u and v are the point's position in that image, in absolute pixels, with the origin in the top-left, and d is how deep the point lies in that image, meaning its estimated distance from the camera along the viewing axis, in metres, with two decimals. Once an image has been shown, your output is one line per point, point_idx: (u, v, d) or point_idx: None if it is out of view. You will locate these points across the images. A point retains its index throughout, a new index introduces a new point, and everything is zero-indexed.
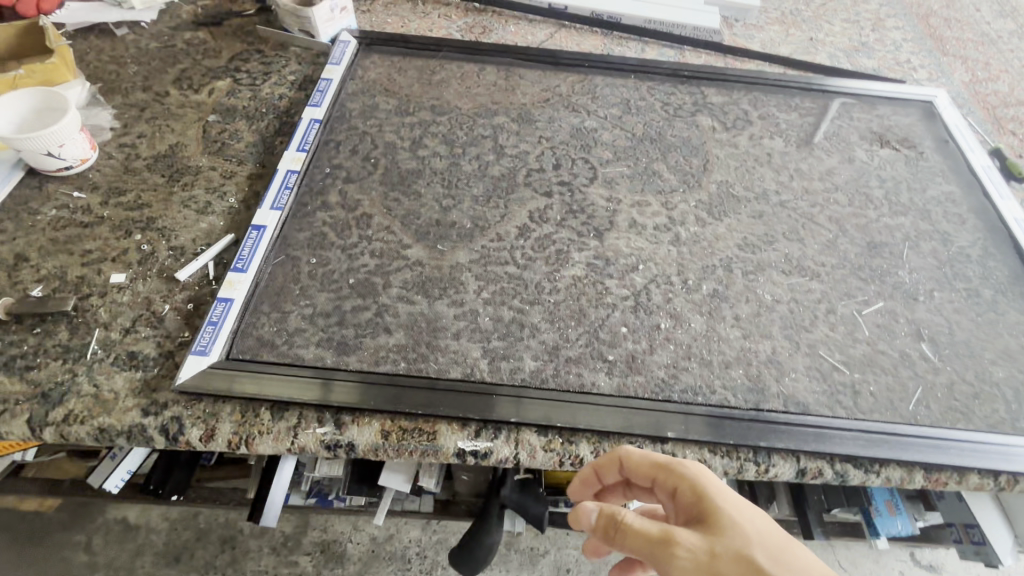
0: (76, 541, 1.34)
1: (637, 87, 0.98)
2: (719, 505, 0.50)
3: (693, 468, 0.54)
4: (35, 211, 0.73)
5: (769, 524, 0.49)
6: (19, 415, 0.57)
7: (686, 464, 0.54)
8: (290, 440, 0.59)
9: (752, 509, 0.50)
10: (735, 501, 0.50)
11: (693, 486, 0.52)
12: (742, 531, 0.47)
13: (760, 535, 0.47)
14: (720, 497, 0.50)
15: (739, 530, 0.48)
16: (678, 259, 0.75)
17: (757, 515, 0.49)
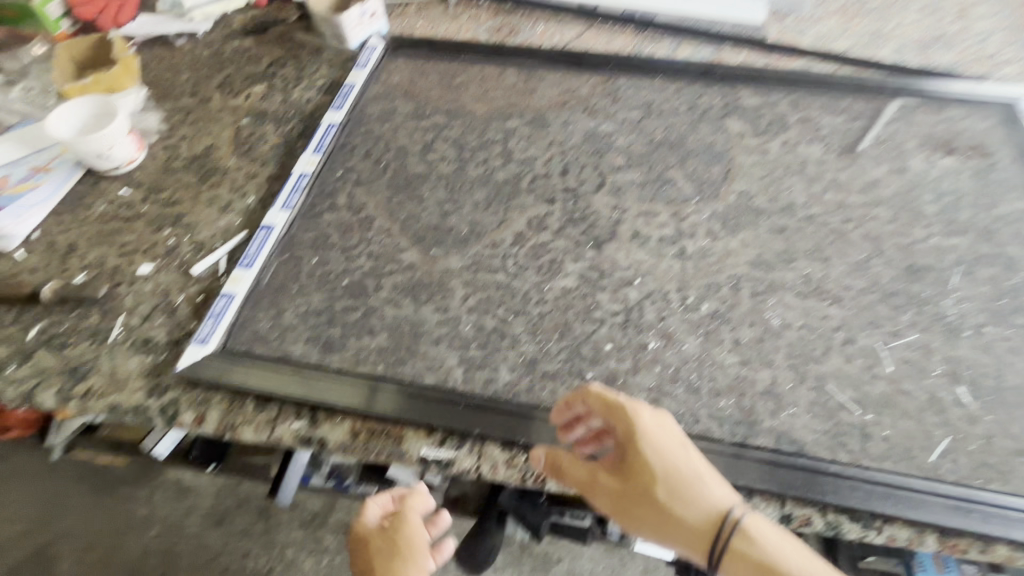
0: (139, 495, 1.51)
1: (663, 89, 0.93)
2: (648, 453, 0.53)
3: (641, 412, 0.55)
4: (89, 205, 0.83)
5: (696, 469, 0.53)
6: (51, 386, 0.65)
7: (635, 408, 0.55)
8: (268, 432, 0.62)
9: (683, 456, 0.53)
10: (661, 448, 0.54)
11: (633, 432, 0.54)
12: (663, 476, 0.53)
13: (680, 480, 0.52)
14: (655, 445, 0.53)
15: (662, 476, 0.53)
16: (681, 275, 0.71)
17: (683, 462, 0.53)
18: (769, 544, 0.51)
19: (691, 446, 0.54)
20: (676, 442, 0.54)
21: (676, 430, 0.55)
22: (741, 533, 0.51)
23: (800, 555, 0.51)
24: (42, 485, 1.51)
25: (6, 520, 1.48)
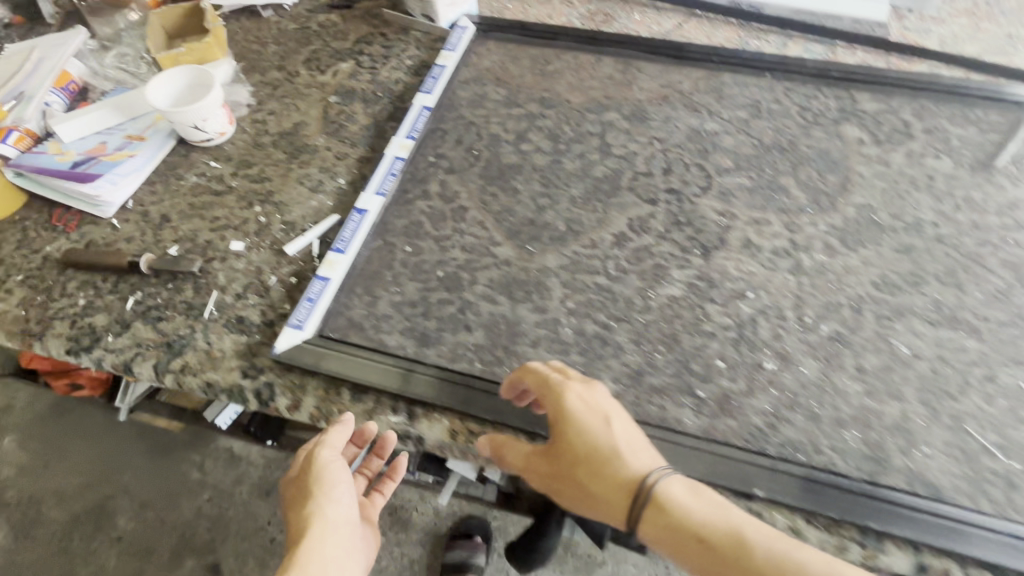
0: (192, 460, 1.55)
1: (772, 87, 0.87)
2: (576, 433, 0.53)
3: (565, 387, 0.55)
4: (180, 176, 0.82)
5: (615, 438, 0.53)
6: (148, 359, 0.65)
7: (558, 381, 0.55)
8: (365, 424, 0.61)
9: (601, 425, 0.53)
10: (589, 428, 0.53)
11: (556, 406, 0.54)
12: (582, 445, 0.53)
13: (598, 449, 0.53)
14: (575, 415, 0.54)
15: (583, 451, 0.53)
16: (797, 292, 0.66)
17: (602, 431, 0.53)
18: (689, 506, 0.49)
19: (615, 415, 0.54)
20: (597, 412, 0.54)
21: (598, 400, 0.55)
22: (658, 497, 0.50)
23: (718, 513, 0.49)
24: (105, 441, 1.57)
25: (71, 472, 1.55)
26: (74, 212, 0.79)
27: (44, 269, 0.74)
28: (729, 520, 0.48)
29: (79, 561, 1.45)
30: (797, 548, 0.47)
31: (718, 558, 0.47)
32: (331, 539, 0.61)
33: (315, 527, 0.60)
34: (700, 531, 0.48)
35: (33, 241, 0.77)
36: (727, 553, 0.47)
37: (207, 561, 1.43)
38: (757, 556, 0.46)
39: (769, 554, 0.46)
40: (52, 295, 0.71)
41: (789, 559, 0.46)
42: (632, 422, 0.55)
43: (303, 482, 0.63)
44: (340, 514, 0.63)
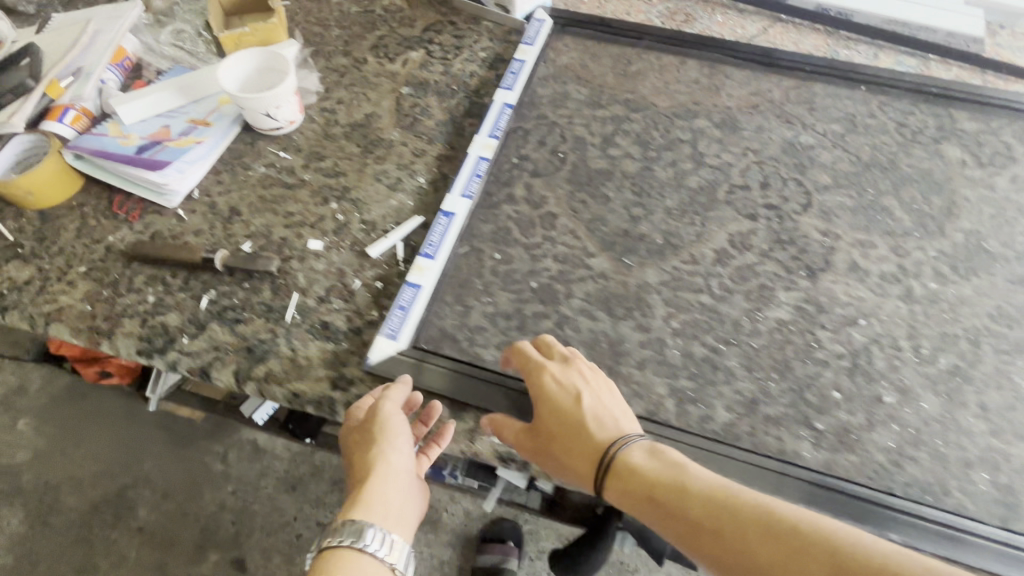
0: (215, 451, 1.50)
1: (866, 101, 0.84)
2: (557, 408, 0.56)
3: (543, 368, 0.57)
4: (247, 166, 0.78)
5: (585, 411, 0.55)
6: (228, 365, 0.62)
7: (536, 364, 0.58)
8: (467, 443, 0.58)
9: (570, 401, 0.56)
10: (568, 403, 0.56)
11: (533, 386, 0.57)
12: (555, 420, 0.55)
13: (567, 422, 0.55)
14: (546, 393, 0.56)
15: (564, 424, 0.55)
16: (910, 321, 0.64)
17: (571, 405, 0.55)
18: (644, 466, 0.51)
19: (586, 391, 0.56)
20: (568, 389, 0.56)
21: (572, 378, 0.57)
22: (622, 461, 0.52)
23: (672, 469, 0.50)
24: (125, 428, 1.52)
25: (88, 459, 1.49)
26: (136, 199, 0.74)
27: (107, 261, 0.69)
28: (680, 474, 0.49)
29: (98, 551, 1.40)
30: (738, 490, 0.47)
31: (670, 510, 0.48)
32: (395, 490, 0.56)
33: (379, 477, 0.55)
34: (653, 487, 0.49)
35: (94, 230, 0.72)
36: (675, 504, 0.48)
37: (232, 555, 1.40)
38: (701, 501, 0.47)
39: (709, 497, 0.47)
40: (119, 290, 0.67)
41: (728, 501, 0.46)
42: (609, 397, 0.57)
43: (365, 430, 0.56)
44: (407, 467, 0.57)
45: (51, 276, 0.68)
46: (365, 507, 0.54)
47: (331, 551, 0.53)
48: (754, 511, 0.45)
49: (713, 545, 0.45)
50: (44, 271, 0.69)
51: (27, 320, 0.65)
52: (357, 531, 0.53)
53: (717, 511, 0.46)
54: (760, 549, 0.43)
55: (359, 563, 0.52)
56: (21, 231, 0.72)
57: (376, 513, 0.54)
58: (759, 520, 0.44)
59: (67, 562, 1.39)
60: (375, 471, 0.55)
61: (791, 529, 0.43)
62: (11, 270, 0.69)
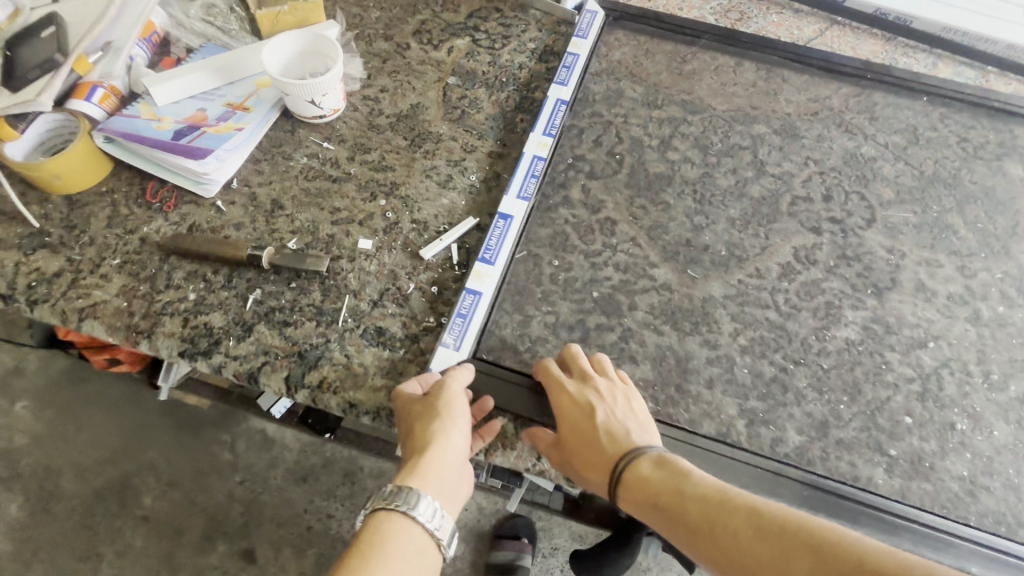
0: (222, 440, 1.35)
1: (926, 112, 0.82)
2: (577, 424, 0.54)
3: (555, 384, 0.56)
4: (289, 156, 0.73)
5: (597, 424, 0.54)
6: (279, 370, 0.58)
7: (550, 381, 0.57)
8: (533, 461, 0.56)
9: (587, 415, 0.54)
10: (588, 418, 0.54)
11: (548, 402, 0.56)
12: (570, 434, 0.54)
13: (579, 436, 0.54)
14: (558, 409, 0.55)
15: (582, 439, 0.54)
16: (979, 345, 0.63)
17: (583, 420, 0.54)
18: (650, 476, 0.50)
19: (599, 404, 0.55)
20: (580, 404, 0.55)
21: (585, 392, 0.55)
22: (630, 473, 0.51)
23: (676, 477, 0.50)
24: (124, 410, 1.36)
25: (90, 444, 1.32)
26: (170, 187, 0.70)
27: (143, 253, 0.65)
28: (682, 481, 0.49)
29: (102, 540, 1.26)
30: (736, 495, 0.47)
31: (673, 517, 0.48)
32: (450, 466, 0.52)
33: (438, 451, 0.52)
34: (658, 496, 0.49)
35: (126, 219, 0.67)
36: (676, 511, 0.48)
37: (240, 547, 1.27)
38: (698, 507, 0.47)
39: (708, 503, 0.47)
40: (157, 286, 0.63)
41: (725, 506, 0.46)
42: (625, 407, 0.55)
43: (429, 401, 0.53)
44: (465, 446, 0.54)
45: (82, 269, 0.64)
46: (419, 477, 0.51)
47: (380, 514, 0.50)
48: (746, 515, 0.45)
49: (711, 549, 0.45)
50: (75, 262, 0.64)
51: (58, 314, 0.61)
52: (408, 498, 0.50)
53: (713, 517, 0.46)
54: (752, 552, 0.43)
55: (406, 530, 0.50)
56: (48, 218, 0.67)
57: (428, 485, 0.51)
58: (751, 523, 0.44)
59: (69, 551, 1.25)
60: (433, 443, 0.52)
61: (780, 530, 0.43)
62: (39, 261, 0.64)
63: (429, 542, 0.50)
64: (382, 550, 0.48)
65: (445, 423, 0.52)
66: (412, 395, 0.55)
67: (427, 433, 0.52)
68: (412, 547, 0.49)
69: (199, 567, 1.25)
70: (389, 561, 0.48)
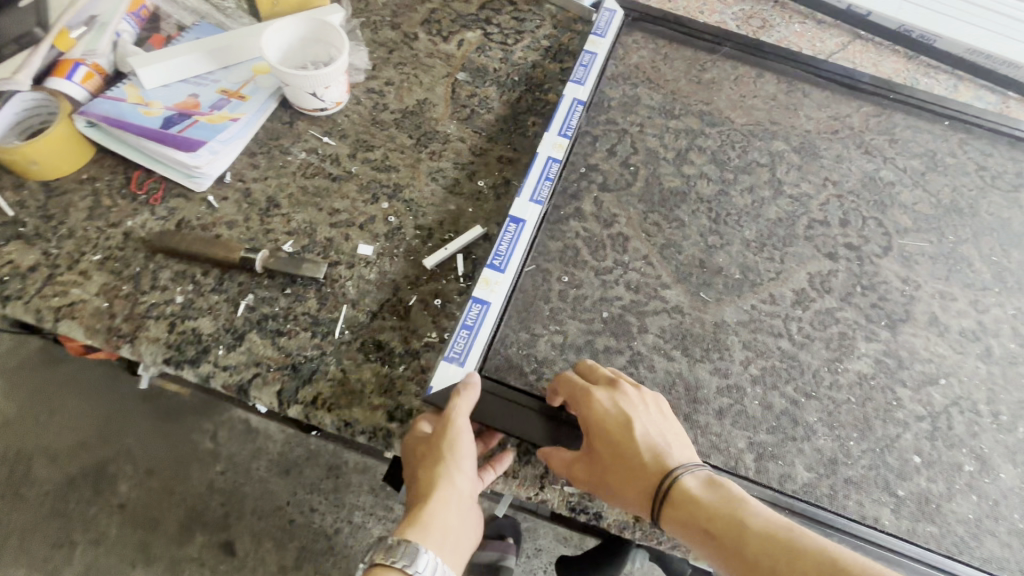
0: (204, 429, 1.31)
1: (946, 137, 0.80)
2: (610, 433, 0.51)
3: (589, 393, 0.53)
4: (286, 150, 0.69)
5: (638, 438, 0.51)
6: (270, 384, 0.55)
7: (582, 389, 0.53)
8: (535, 490, 0.54)
9: (622, 426, 0.51)
10: (620, 429, 0.51)
11: (580, 411, 0.53)
12: (603, 448, 0.51)
13: (619, 449, 0.51)
14: (593, 418, 0.52)
15: (615, 451, 0.51)
16: (990, 384, 0.62)
17: (623, 432, 0.51)
18: (702, 497, 0.47)
19: (637, 416, 0.52)
20: (618, 414, 0.52)
21: (618, 402, 0.52)
22: (678, 492, 0.48)
23: (732, 505, 0.47)
24: (102, 394, 1.30)
25: (65, 429, 1.28)
26: (157, 178, 0.65)
27: (126, 249, 0.61)
28: (741, 510, 0.46)
29: (76, 527, 1.21)
30: (802, 535, 0.44)
31: (727, 546, 0.45)
32: (452, 515, 0.51)
33: (442, 500, 0.50)
34: (711, 521, 0.46)
35: (108, 211, 0.63)
36: (733, 542, 0.45)
37: (220, 539, 1.24)
38: (758, 539, 0.44)
39: (772, 539, 0.44)
40: (141, 286, 0.59)
41: (792, 546, 0.44)
42: (659, 419, 0.53)
43: (433, 443, 0.51)
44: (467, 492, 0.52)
45: (59, 264, 0.59)
46: (419, 527, 0.50)
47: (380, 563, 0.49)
48: (818, 560, 0.42)
49: None
50: (52, 256, 0.60)
51: (32, 313, 0.57)
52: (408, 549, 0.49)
53: (778, 554, 0.43)
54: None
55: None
56: (22, 206, 0.62)
57: (428, 537, 0.50)
58: (823, 568, 0.42)
59: (42, 537, 1.20)
60: (436, 492, 0.50)
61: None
62: (12, 253, 0.60)
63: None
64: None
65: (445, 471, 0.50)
66: (417, 434, 0.52)
67: (427, 481, 0.50)
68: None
69: (175, 558, 1.21)
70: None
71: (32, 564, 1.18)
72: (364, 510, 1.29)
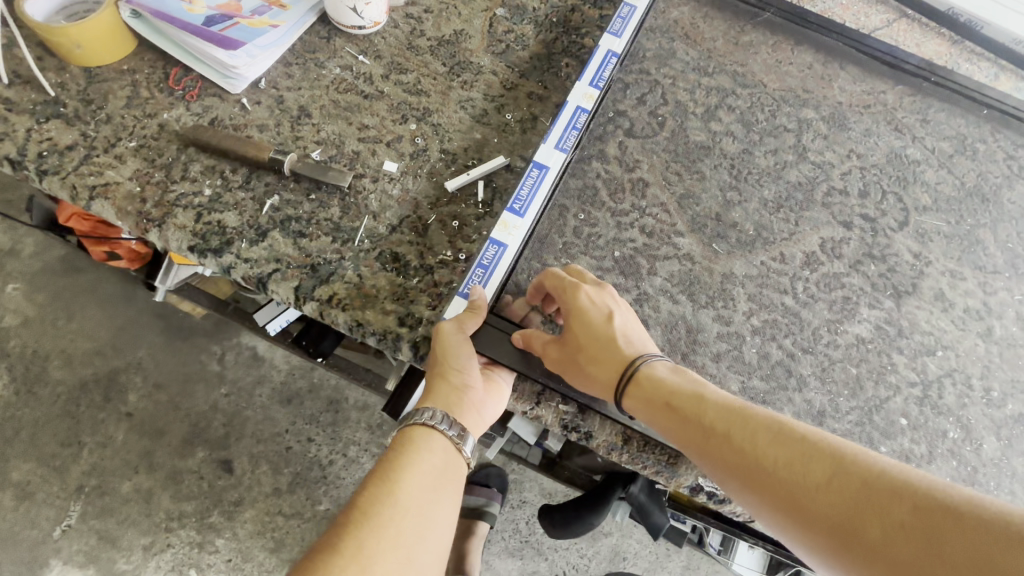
0: (211, 350, 1.34)
1: (979, 124, 0.79)
2: (590, 318, 0.53)
3: (577, 284, 0.54)
4: (321, 64, 0.70)
5: (615, 328, 0.53)
6: (289, 279, 0.57)
7: (571, 282, 0.54)
8: (530, 405, 0.56)
9: (602, 317, 0.53)
10: (600, 316, 0.53)
11: (565, 301, 0.54)
12: (582, 335, 0.53)
13: (595, 337, 0.53)
14: (577, 306, 0.54)
15: (592, 337, 0.53)
16: (986, 361, 0.63)
17: (602, 323, 0.53)
18: (666, 378, 0.50)
19: (617, 310, 0.54)
20: (600, 308, 0.54)
21: (601, 295, 0.55)
22: (644, 372, 0.51)
23: (693, 385, 0.50)
24: (117, 305, 1.34)
25: (79, 334, 1.31)
26: (194, 77, 0.66)
27: (160, 139, 0.63)
28: (701, 389, 0.49)
29: (84, 428, 1.25)
30: (755, 406, 0.47)
31: (686, 418, 0.48)
32: (466, 391, 0.51)
33: (448, 395, 0.51)
34: (673, 396, 0.49)
35: (146, 103, 0.64)
36: (693, 413, 0.47)
37: (219, 456, 1.27)
38: (718, 410, 0.47)
39: (730, 410, 0.47)
40: (172, 176, 0.61)
41: (746, 414, 0.46)
42: (633, 319, 0.56)
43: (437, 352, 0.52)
44: (477, 373, 0.52)
45: (96, 146, 0.61)
46: (435, 396, 0.51)
47: (404, 427, 0.51)
48: (769, 422, 0.45)
49: (724, 456, 0.45)
50: (89, 138, 0.62)
51: (68, 189, 0.59)
52: (428, 414, 0.50)
53: (732, 421, 0.46)
54: (770, 454, 0.43)
55: (431, 442, 0.49)
56: (64, 88, 0.64)
57: (443, 405, 0.50)
58: (772, 429, 0.45)
59: (51, 435, 1.24)
60: (447, 367, 0.52)
61: (800, 437, 0.44)
62: (52, 131, 0.62)
63: (441, 474, 0.49)
64: (414, 452, 0.49)
65: (450, 348, 0.52)
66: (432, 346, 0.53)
67: (439, 358, 0.52)
68: (441, 457, 0.49)
69: (176, 468, 1.25)
70: (423, 461, 0.49)
71: (41, 458, 1.23)
72: (358, 445, 1.31)
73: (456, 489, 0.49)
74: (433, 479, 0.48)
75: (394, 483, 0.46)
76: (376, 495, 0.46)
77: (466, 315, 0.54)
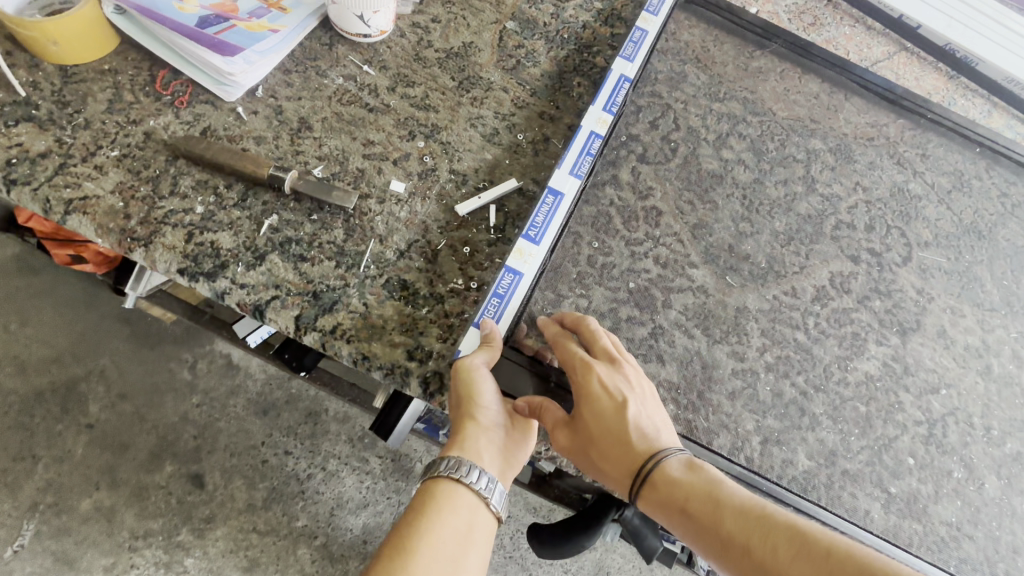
0: (182, 358, 1.26)
1: (975, 160, 0.80)
2: (602, 405, 0.50)
3: (589, 365, 0.52)
4: (323, 73, 0.66)
5: (629, 418, 0.50)
6: (289, 308, 0.54)
7: (582, 360, 0.52)
8: (546, 446, 0.54)
9: (615, 406, 0.50)
10: (610, 404, 0.50)
11: (575, 380, 0.52)
12: (592, 421, 0.50)
13: (606, 425, 0.50)
14: (587, 390, 0.51)
15: (603, 426, 0.50)
16: (986, 400, 0.64)
17: (613, 413, 0.50)
18: (683, 478, 0.47)
19: (632, 397, 0.51)
20: (613, 393, 0.51)
21: (614, 378, 0.52)
22: (659, 470, 0.48)
23: (711, 485, 0.47)
24: (79, 308, 1.25)
25: (36, 339, 1.22)
26: (184, 81, 0.62)
27: (146, 149, 0.58)
28: (717, 489, 0.47)
29: (40, 442, 1.16)
30: (777, 513, 0.45)
31: (704, 525, 0.46)
32: (492, 433, 0.50)
33: (476, 443, 0.49)
34: (690, 498, 0.47)
35: (129, 107, 0.59)
36: (709, 521, 0.45)
37: (190, 471, 1.19)
38: (737, 517, 0.45)
39: (749, 516, 0.45)
40: (159, 190, 0.56)
41: (767, 522, 0.44)
42: (651, 404, 0.52)
43: (463, 392, 0.50)
44: (501, 414, 0.51)
45: (73, 153, 0.56)
46: (461, 444, 0.48)
47: (427, 481, 0.48)
48: (791, 535, 0.43)
49: (744, 567, 0.44)
50: (65, 144, 0.56)
51: (40, 201, 0.54)
52: (453, 464, 0.48)
53: (752, 532, 0.44)
54: (793, 574, 0.42)
55: (455, 497, 0.47)
56: (36, 87, 0.58)
57: (471, 453, 0.48)
58: (794, 544, 0.43)
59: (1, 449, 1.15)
60: (473, 410, 0.50)
61: (823, 553, 0.42)
62: (23, 136, 0.56)
63: (463, 543, 0.46)
64: (432, 516, 0.46)
65: (474, 388, 0.50)
66: (456, 386, 0.50)
67: (463, 400, 0.50)
68: (464, 515, 0.47)
69: (141, 485, 1.16)
70: (440, 527, 0.46)
71: None
72: (338, 459, 1.24)
73: (478, 554, 0.46)
74: (452, 548, 0.45)
75: (407, 556, 0.44)
76: (387, 571, 0.43)
77: (482, 349, 0.52)
